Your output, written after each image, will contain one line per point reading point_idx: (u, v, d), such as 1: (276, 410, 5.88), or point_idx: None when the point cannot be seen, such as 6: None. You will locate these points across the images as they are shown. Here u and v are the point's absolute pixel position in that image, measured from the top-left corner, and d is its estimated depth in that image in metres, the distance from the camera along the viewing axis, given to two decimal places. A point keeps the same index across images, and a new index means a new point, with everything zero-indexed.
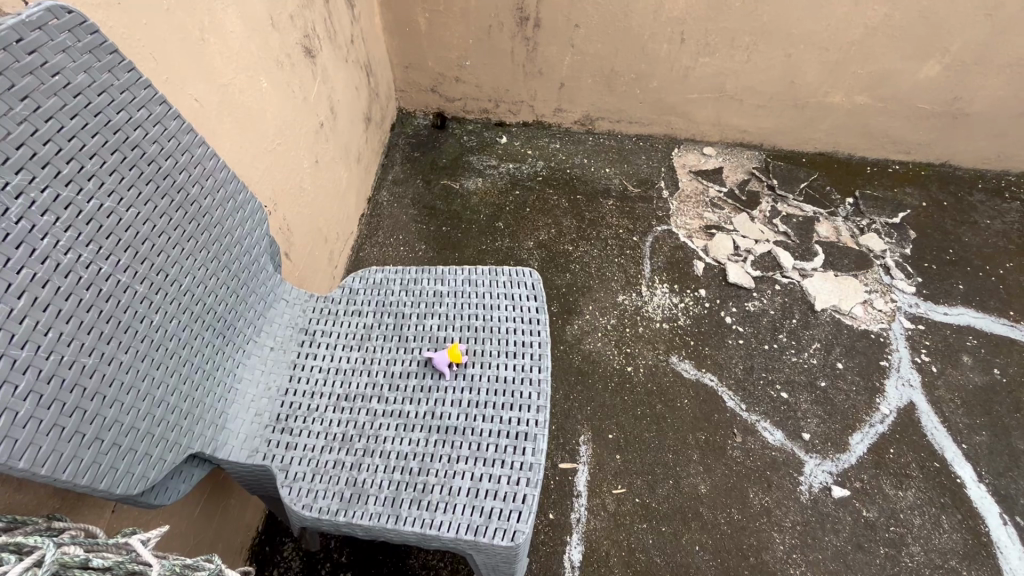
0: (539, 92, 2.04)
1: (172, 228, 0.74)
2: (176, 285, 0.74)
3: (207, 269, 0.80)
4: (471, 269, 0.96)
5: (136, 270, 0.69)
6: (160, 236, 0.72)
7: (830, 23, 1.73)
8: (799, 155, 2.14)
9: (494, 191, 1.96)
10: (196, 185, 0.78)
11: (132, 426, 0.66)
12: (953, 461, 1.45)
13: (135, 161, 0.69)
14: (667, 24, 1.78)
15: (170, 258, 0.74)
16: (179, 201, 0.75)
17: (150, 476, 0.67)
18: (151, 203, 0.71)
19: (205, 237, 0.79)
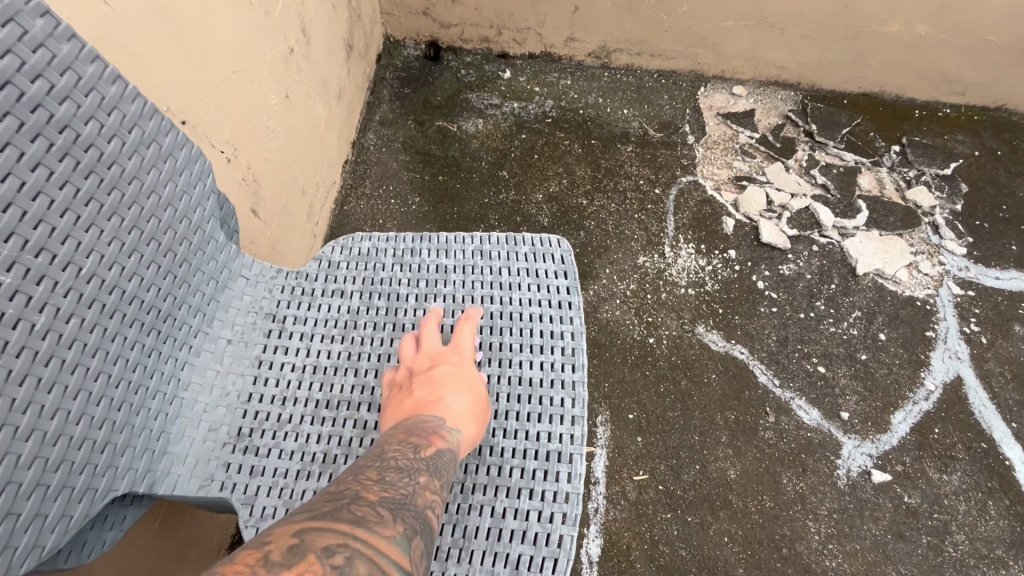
0: (548, 16, 1.75)
1: (83, 205, 0.57)
2: (90, 279, 0.58)
3: (135, 255, 0.63)
4: (483, 236, 0.79)
5: (23, 263, 0.52)
6: (65, 216, 0.56)
7: None
8: (839, 96, 1.90)
9: (497, 135, 1.72)
10: (118, 146, 0.60)
11: (33, 479, 0.50)
12: (1002, 442, 1.33)
13: (31, 121, 0.52)
14: None
15: (79, 244, 0.57)
16: (93, 168, 0.58)
17: (49, 542, 0.51)
18: (48, 172, 0.54)
19: (130, 215, 0.62)
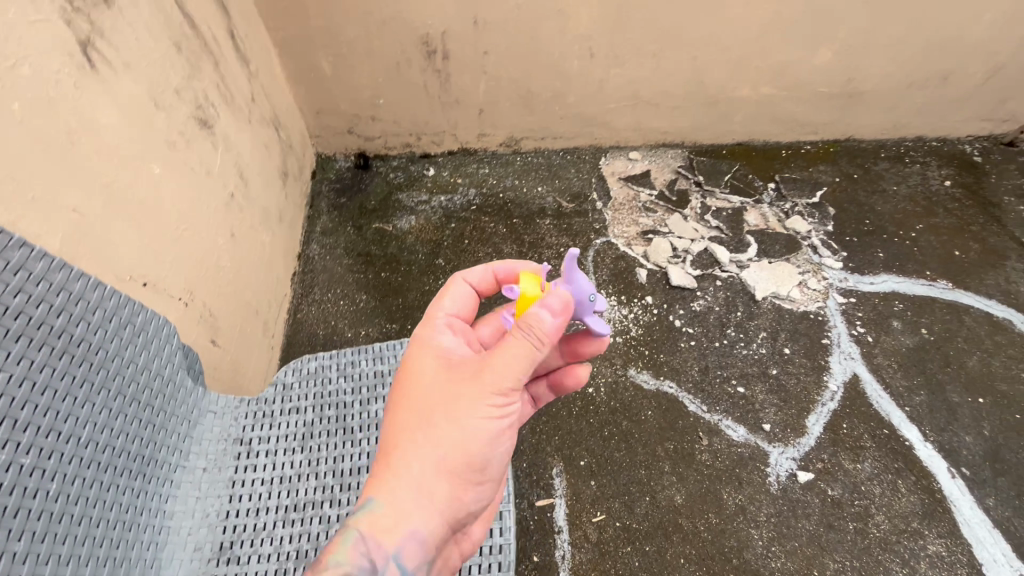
0: (458, 120, 1.99)
1: (77, 385, 0.71)
2: (89, 444, 0.71)
3: (122, 415, 0.76)
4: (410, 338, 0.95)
5: (40, 445, 0.65)
6: (64, 399, 0.69)
7: (728, 25, 1.75)
8: (718, 148, 2.21)
9: (429, 227, 1.92)
10: (98, 330, 0.75)
11: None
12: (900, 425, 1.53)
13: (22, 330, 0.66)
14: (574, 42, 1.74)
15: (78, 418, 0.70)
16: (80, 354, 0.72)
17: None
18: (48, 368, 0.68)
19: (116, 383, 0.76)
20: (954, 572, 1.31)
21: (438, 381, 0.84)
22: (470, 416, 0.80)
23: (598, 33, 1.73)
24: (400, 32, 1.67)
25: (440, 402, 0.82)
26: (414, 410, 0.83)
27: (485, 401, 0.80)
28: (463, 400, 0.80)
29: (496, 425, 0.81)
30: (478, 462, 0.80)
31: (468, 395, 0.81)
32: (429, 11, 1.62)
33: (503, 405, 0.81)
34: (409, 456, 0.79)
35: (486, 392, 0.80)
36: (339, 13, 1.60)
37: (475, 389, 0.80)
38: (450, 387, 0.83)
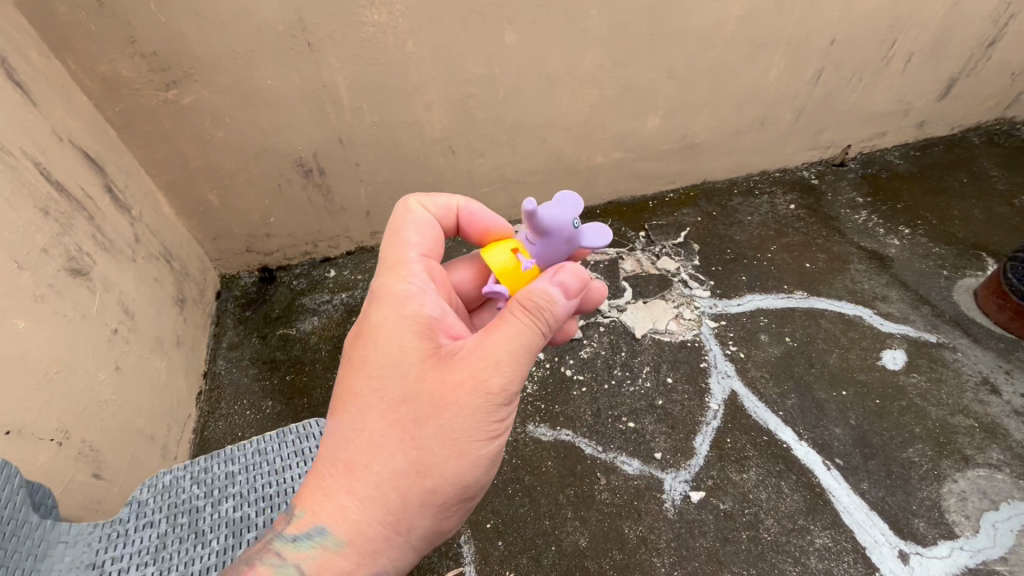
0: (348, 223, 2.18)
1: None
2: None
3: None
4: (257, 440, 1.11)
5: None
6: None
7: (562, 110, 2.03)
8: (592, 208, 2.47)
9: (331, 325, 2.03)
10: None
11: None
12: (777, 429, 1.67)
13: None
14: (434, 143, 1.99)
15: None
16: None
17: None
18: None
19: None
20: (841, 560, 1.41)
21: (418, 378, 0.93)
22: (455, 431, 0.90)
23: (452, 133, 1.98)
24: (274, 158, 1.87)
25: (422, 409, 0.91)
26: (393, 409, 0.92)
27: (471, 415, 0.90)
28: (448, 411, 0.90)
29: (483, 438, 0.93)
30: (461, 473, 0.92)
31: (454, 404, 0.90)
32: (296, 139, 1.84)
33: (493, 417, 0.92)
34: (388, 463, 0.89)
35: (476, 404, 0.90)
36: (214, 152, 1.80)
37: (463, 402, 0.90)
38: (432, 388, 0.91)
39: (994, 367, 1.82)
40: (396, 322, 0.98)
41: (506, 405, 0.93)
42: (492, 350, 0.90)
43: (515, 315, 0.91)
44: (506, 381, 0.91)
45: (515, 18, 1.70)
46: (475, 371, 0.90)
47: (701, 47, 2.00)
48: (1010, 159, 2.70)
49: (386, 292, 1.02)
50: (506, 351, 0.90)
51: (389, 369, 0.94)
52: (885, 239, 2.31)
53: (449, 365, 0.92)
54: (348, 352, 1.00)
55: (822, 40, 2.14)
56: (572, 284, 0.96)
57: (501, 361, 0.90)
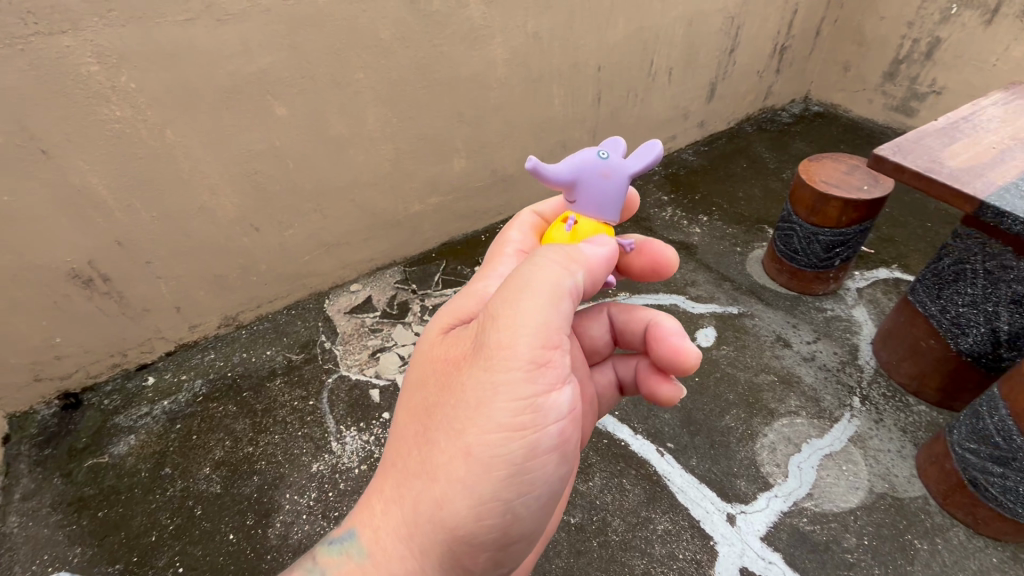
0: (157, 323, 2.00)
1: None
2: None
3: None
4: None
5: None
6: None
7: (361, 168, 2.06)
8: (427, 253, 2.49)
9: (152, 440, 1.83)
10: None
11: None
12: (615, 429, 1.76)
13: None
14: (232, 224, 1.91)
15: None
16: None
17: None
18: None
19: None
20: (681, 539, 1.50)
21: (433, 361, 0.92)
22: (456, 413, 0.83)
23: (249, 211, 1.92)
24: (39, 275, 1.68)
25: (432, 395, 0.88)
26: (414, 399, 0.93)
27: (477, 393, 0.81)
28: (452, 390, 0.85)
29: (492, 424, 0.80)
30: (466, 472, 0.81)
31: (457, 380, 0.85)
32: (62, 251, 1.67)
33: (499, 391, 0.80)
34: (404, 459, 0.89)
35: (478, 374, 0.82)
36: None
37: (465, 377, 0.83)
38: (440, 369, 0.90)
39: (784, 324, 2.08)
40: (446, 310, 1.03)
41: (517, 374, 0.80)
42: (491, 311, 0.84)
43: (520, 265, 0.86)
44: (506, 339, 0.81)
45: (280, 92, 1.74)
46: (477, 340, 0.85)
47: (478, 91, 2.15)
48: (776, 141, 3.17)
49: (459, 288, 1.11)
50: (505, 307, 0.83)
51: (417, 359, 0.98)
52: (689, 229, 2.58)
53: (458, 342, 0.90)
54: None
55: (589, 68, 2.40)
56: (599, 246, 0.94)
57: (499, 322, 0.82)
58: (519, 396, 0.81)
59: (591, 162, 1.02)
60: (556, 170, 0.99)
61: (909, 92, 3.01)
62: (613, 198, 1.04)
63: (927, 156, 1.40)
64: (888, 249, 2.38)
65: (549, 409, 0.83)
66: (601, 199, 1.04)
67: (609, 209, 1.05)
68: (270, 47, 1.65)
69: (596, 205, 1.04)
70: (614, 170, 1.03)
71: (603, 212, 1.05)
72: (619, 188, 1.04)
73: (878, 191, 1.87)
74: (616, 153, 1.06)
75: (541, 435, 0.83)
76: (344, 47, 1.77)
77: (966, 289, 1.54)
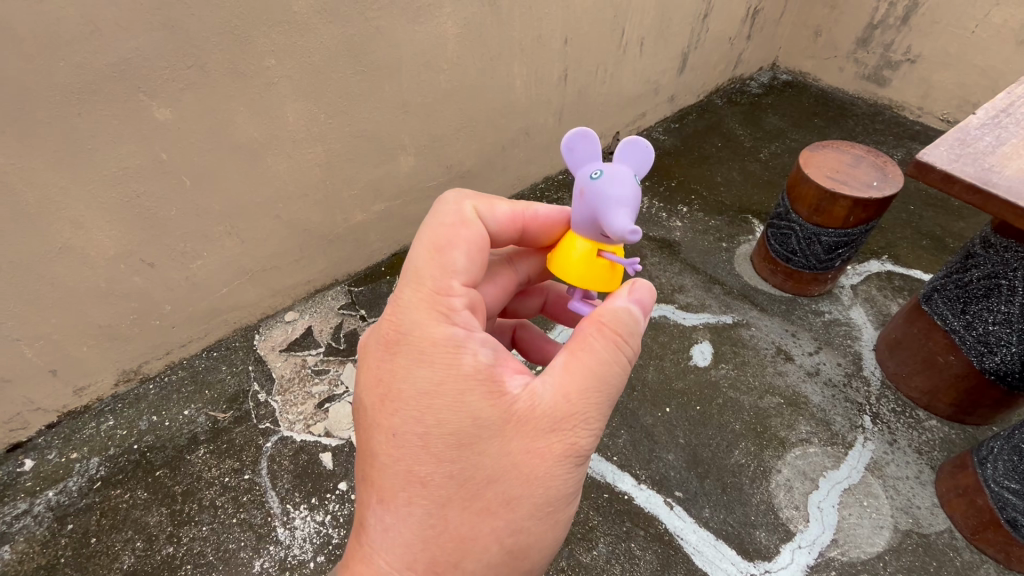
0: (26, 393, 1.53)
1: None
2: None
3: None
4: None
5: None
6: None
7: (284, 178, 1.64)
8: (376, 267, 2.11)
9: (34, 552, 1.42)
10: None
11: None
12: (615, 480, 1.53)
13: None
14: (114, 264, 1.46)
15: None
16: None
17: None
18: None
19: None
20: None
21: (501, 453, 0.76)
22: (551, 499, 0.78)
23: (137, 244, 1.47)
24: None
25: (513, 488, 0.76)
26: (475, 495, 0.76)
27: (568, 478, 0.79)
28: (545, 479, 0.77)
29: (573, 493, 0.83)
30: (553, 541, 0.82)
31: (548, 471, 0.77)
32: None
33: (584, 469, 0.82)
34: (482, 558, 0.76)
35: (574, 459, 0.78)
36: None
37: (560, 467, 0.78)
38: (518, 462, 0.76)
39: (784, 333, 1.89)
40: (459, 388, 0.77)
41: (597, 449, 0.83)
42: (584, 401, 0.78)
43: (602, 347, 0.79)
44: (601, 427, 0.80)
45: (157, 88, 1.29)
46: (572, 427, 0.77)
47: (426, 74, 1.75)
48: (749, 115, 2.94)
49: (427, 343, 0.79)
50: (600, 397, 0.79)
51: (456, 449, 0.76)
52: (670, 222, 2.32)
53: (534, 429, 0.76)
54: (396, 426, 0.78)
55: (555, 41, 2.03)
56: (648, 298, 0.84)
57: (594, 411, 0.79)
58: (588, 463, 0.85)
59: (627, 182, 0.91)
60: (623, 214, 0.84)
61: (882, 60, 2.85)
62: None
63: (977, 162, 1.18)
64: (876, 237, 2.24)
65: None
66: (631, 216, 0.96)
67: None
68: (133, 28, 1.19)
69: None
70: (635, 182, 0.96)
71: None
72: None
73: (888, 187, 1.67)
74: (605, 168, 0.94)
75: None
76: (244, 24, 1.33)
77: (998, 307, 1.39)
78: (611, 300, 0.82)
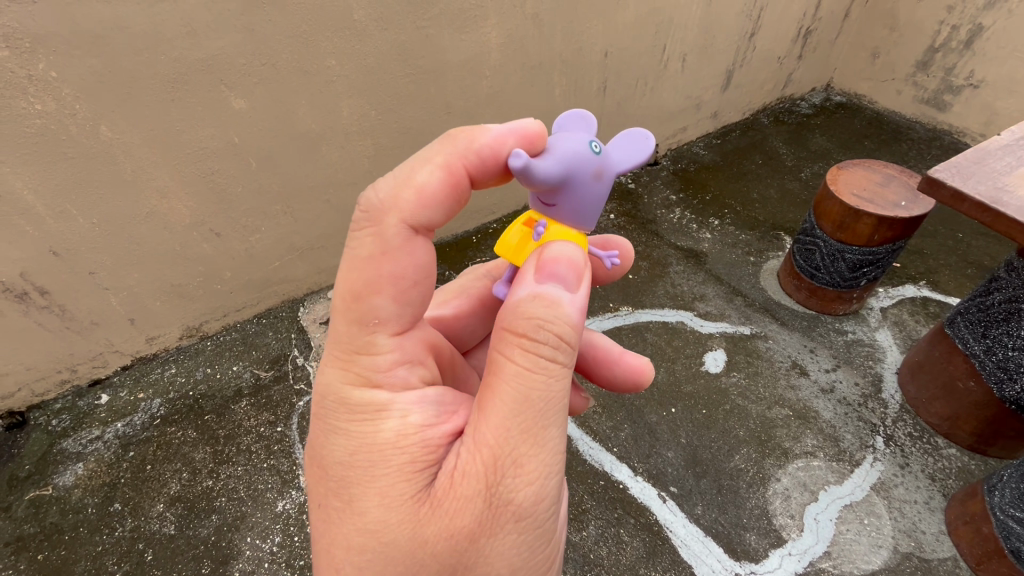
0: (109, 336, 1.79)
1: None
2: None
3: None
4: None
5: None
6: None
7: (336, 167, 1.84)
8: None
9: (101, 471, 1.66)
10: None
11: None
12: (612, 469, 1.59)
13: None
14: (188, 230, 1.70)
15: None
16: None
17: None
18: None
19: None
20: None
21: (420, 541, 0.70)
22: None
23: (208, 215, 1.70)
24: None
25: None
26: None
27: (514, 549, 0.72)
28: (473, 562, 0.71)
29: (536, 565, 0.75)
30: None
31: (484, 546, 0.71)
32: None
33: (533, 542, 0.74)
34: None
35: (507, 533, 0.72)
36: None
37: (490, 544, 0.71)
38: (441, 547, 0.70)
39: (802, 348, 1.89)
40: (372, 458, 0.74)
41: (548, 516, 0.75)
42: (517, 453, 0.70)
43: (515, 362, 0.71)
44: (537, 489, 0.72)
45: (236, 81, 1.51)
46: (497, 498, 0.70)
47: (470, 79, 1.91)
48: (795, 135, 2.92)
49: (347, 406, 0.76)
50: (530, 439, 0.71)
51: (371, 539, 0.71)
52: (699, 234, 2.35)
53: (453, 502, 0.71)
54: (319, 500, 0.77)
55: (595, 54, 2.15)
56: (565, 270, 0.76)
57: (525, 459, 0.71)
58: (546, 535, 0.76)
59: (581, 155, 0.82)
60: (538, 168, 0.77)
61: (943, 84, 2.76)
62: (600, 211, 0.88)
63: (991, 181, 1.19)
64: (915, 262, 2.18)
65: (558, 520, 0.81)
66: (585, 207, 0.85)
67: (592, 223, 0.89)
68: (220, 29, 1.42)
69: (579, 214, 0.85)
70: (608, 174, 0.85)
71: (587, 222, 0.87)
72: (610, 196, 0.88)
73: (917, 208, 1.66)
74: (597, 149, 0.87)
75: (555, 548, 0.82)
76: (310, 28, 1.53)
77: (1018, 332, 1.37)
78: (516, 289, 0.76)
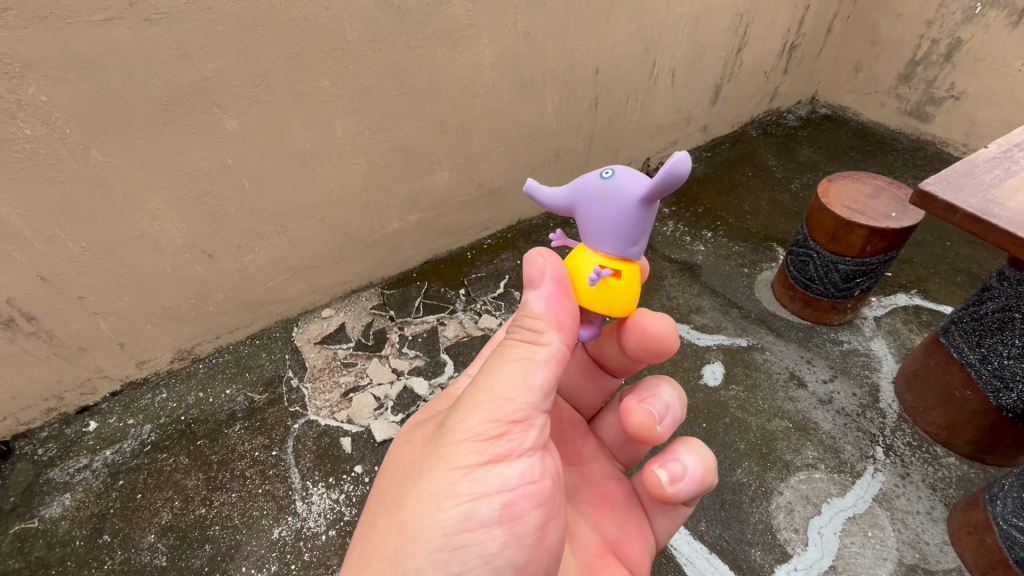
0: (97, 361, 1.75)
1: None
2: None
3: None
4: None
5: None
6: None
7: (330, 186, 1.83)
8: (408, 273, 2.25)
9: (89, 501, 1.61)
10: None
11: None
12: None
13: None
14: (179, 253, 1.67)
15: None
16: None
17: None
18: None
19: None
20: None
21: (396, 447, 0.91)
22: (401, 489, 0.80)
23: (200, 237, 1.68)
24: None
25: (385, 479, 0.85)
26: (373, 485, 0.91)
27: (436, 467, 0.77)
28: (404, 467, 0.82)
29: (433, 490, 0.76)
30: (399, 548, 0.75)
31: (416, 456, 0.82)
32: None
33: (441, 460, 0.77)
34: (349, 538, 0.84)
35: (429, 445, 0.81)
36: None
37: (418, 454, 0.82)
38: (401, 451, 0.87)
39: (798, 359, 1.90)
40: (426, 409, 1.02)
41: (464, 444, 0.77)
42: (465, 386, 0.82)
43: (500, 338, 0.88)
44: (461, 412, 0.79)
45: (229, 103, 1.50)
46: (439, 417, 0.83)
47: (463, 97, 1.92)
48: (783, 147, 2.97)
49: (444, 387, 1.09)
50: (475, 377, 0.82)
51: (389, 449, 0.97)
52: (693, 246, 2.37)
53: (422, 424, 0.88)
54: None
55: (587, 71, 2.17)
56: (533, 269, 0.84)
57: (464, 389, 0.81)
58: (461, 468, 0.76)
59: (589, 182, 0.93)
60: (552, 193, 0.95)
61: (925, 96, 2.82)
62: (632, 230, 0.91)
63: (981, 193, 1.21)
64: (906, 271, 2.21)
65: (496, 475, 0.76)
66: (604, 226, 0.92)
67: (628, 241, 0.92)
68: (214, 51, 1.42)
69: (596, 233, 0.93)
70: (617, 197, 0.90)
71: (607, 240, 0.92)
72: (627, 214, 0.90)
73: (907, 219, 1.68)
74: (624, 175, 0.92)
75: (481, 502, 0.76)
76: (304, 50, 1.54)
77: (1013, 340, 1.39)
78: None
